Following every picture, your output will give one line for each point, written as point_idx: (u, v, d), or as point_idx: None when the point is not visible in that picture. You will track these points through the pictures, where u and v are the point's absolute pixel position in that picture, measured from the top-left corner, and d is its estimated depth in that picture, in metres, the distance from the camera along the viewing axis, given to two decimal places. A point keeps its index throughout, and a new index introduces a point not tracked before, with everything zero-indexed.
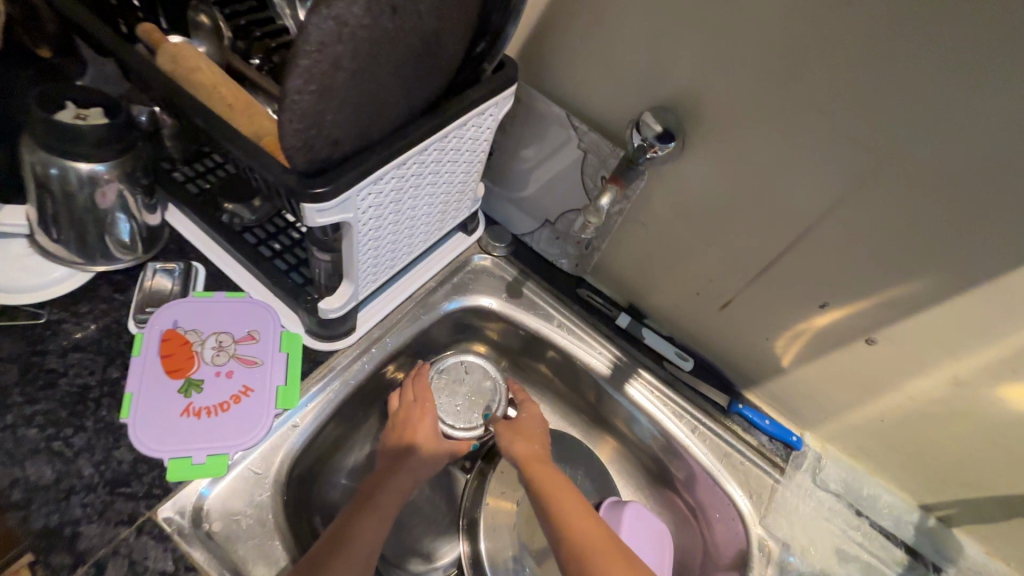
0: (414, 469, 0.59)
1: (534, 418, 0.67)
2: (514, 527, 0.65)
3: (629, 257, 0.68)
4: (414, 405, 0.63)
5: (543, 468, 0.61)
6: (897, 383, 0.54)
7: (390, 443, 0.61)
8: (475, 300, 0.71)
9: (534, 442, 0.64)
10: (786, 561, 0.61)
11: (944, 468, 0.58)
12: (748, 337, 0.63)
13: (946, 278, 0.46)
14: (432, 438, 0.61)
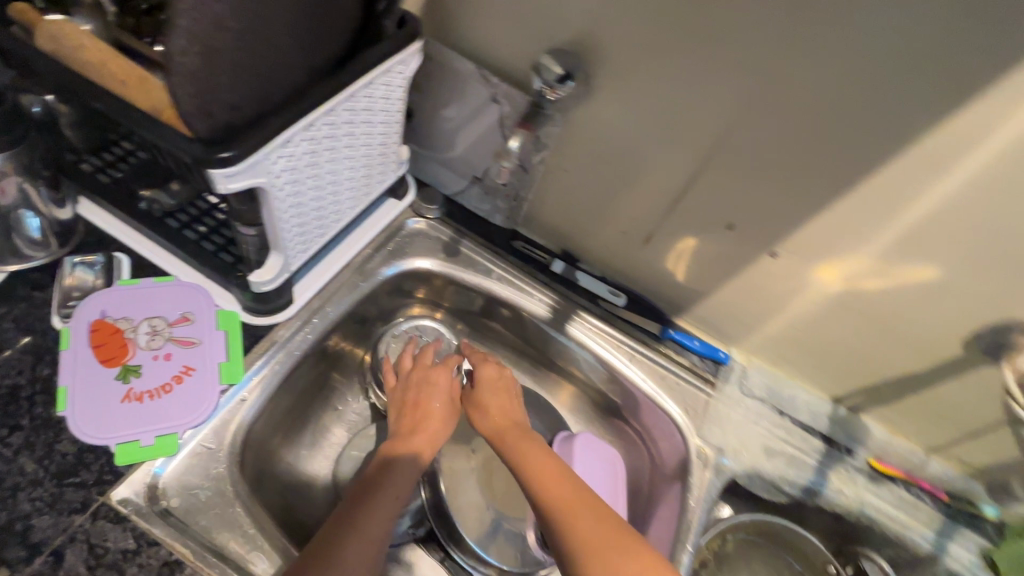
0: (425, 442, 0.60)
1: (486, 378, 0.67)
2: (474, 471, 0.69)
3: (556, 205, 0.71)
4: (419, 378, 0.65)
5: (514, 434, 0.61)
6: (801, 291, 0.60)
7: (399, 420, 0.62)
8: (411, 263, 0.72)
9: (497, 410, 0.64)
10: (721, 464, 0.67)
11: (849, 363, 0.65)
12: (671, 267, 0.68)
13: (827, 188, 0.51)
14: (443, 409, 0.63)
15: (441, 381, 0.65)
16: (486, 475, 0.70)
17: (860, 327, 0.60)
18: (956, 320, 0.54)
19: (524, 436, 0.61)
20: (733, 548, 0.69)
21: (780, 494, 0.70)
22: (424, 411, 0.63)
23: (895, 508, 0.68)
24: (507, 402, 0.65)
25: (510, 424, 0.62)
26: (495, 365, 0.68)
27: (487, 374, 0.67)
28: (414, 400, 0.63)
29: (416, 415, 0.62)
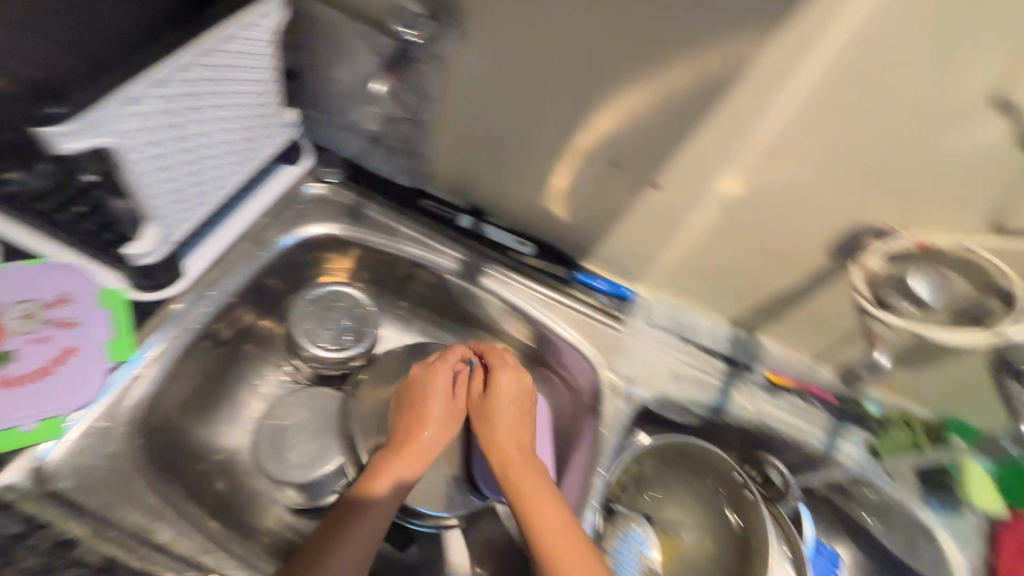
0: (421, 447, 0.61)
1: (498, 386, 0.64)
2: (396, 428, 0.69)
3: (455, 159, 0.71)
4: (423, 383, 0.65)
5: (513, 455, 0.60)
6: (685, 220, 0.63)
7: (401, 425, 0.63)
8: (305, 231, 0.71)
9: (505, 425, 0.63)
10: (632, 392, 0.72)
11: (737, 285, 0.69)
12: (569, 211, 0.70)
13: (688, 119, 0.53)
14: (437, 417, 0.63)
15: (444, 387, 0.65)
16: None
17: (740, 248, 0.64)
18: (820, 231, 0.58)
19: (524, 457, 0.61)
20: (649, 471, 0.74)
21: (690, 415, 0.75)
22: (423, 415, 0.63)
23: (789, 415, 0.74)
24: (517, 416, 0.63)
25: (513, 443, 0.61)
26: (510, 371, 0.65)
27: (502, 383, 0.65)
28: (413, 405, 0.63)
29: (411, 421, 0.62)
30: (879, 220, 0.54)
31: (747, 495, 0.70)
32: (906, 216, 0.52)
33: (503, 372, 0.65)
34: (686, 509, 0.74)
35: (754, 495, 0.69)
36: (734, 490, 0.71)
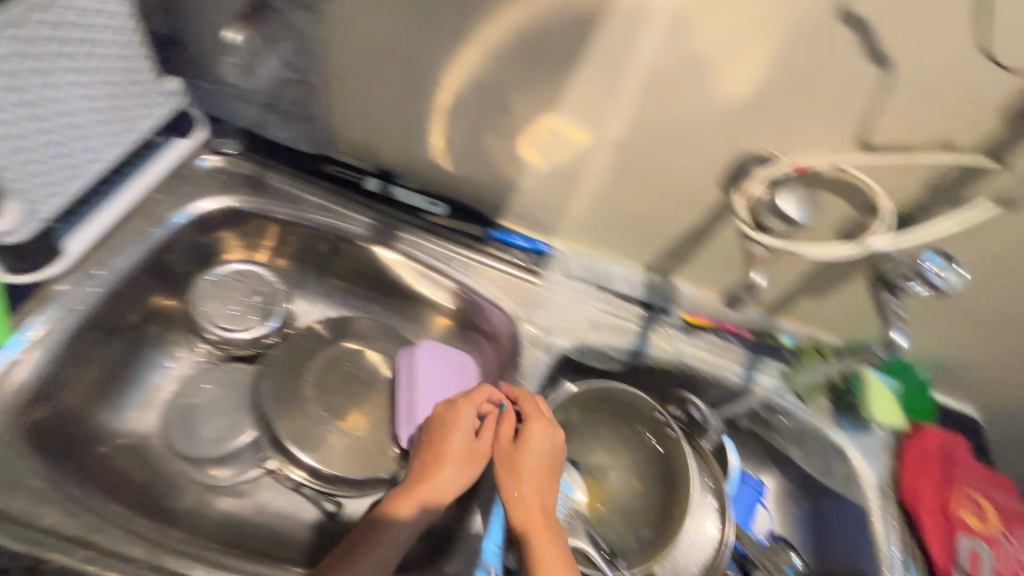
0: (436, 489, 0.59)
1: (530, 437, 0.61)
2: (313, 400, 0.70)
3: (355, 120, 0.70)
4: (447, 420, 0.64)
5: (530, 509, 0.57)
6: (585, 164, 0.64)
7: (425, 458, 0.62)
8: (198, 206, 0.69)
9: (527, 480, 0.59)
10: (550, 342, 0.73)
11: (645, 229, 0.70)
12: (473, 165, 0.71)
13: (560, 58, 0.54)
14: (456, 458, 0.61)
15: (465, 428, 0.63)
16: (327, 395, 0.70)
17: (639, 191, 0.65)
18: (708, 164, 0.59)
19: (543, 513, 0.57)
20: (575, 418, 0.76)
21: (613, 361, 0.77)
22: (442, 452, 0.61)
23: (707, 354, 0.76)
24: (540, 468, 0.60)
25: (532, 496, 0.58)
26: (541, 423, 0.62)
27: (534, 434, 0.61)
28: (438, 442, 0.62)
29: (434, 458, 0.61)
30: (758, 147, 0.55)
31: (671, 435, 0.72)
32: (780, 141, 0.54)
33: (536, 424, 0.62)
34: (614, 454, 0.76)
35: (677, 434, 0.71)
36: (660, 430, 0.73)
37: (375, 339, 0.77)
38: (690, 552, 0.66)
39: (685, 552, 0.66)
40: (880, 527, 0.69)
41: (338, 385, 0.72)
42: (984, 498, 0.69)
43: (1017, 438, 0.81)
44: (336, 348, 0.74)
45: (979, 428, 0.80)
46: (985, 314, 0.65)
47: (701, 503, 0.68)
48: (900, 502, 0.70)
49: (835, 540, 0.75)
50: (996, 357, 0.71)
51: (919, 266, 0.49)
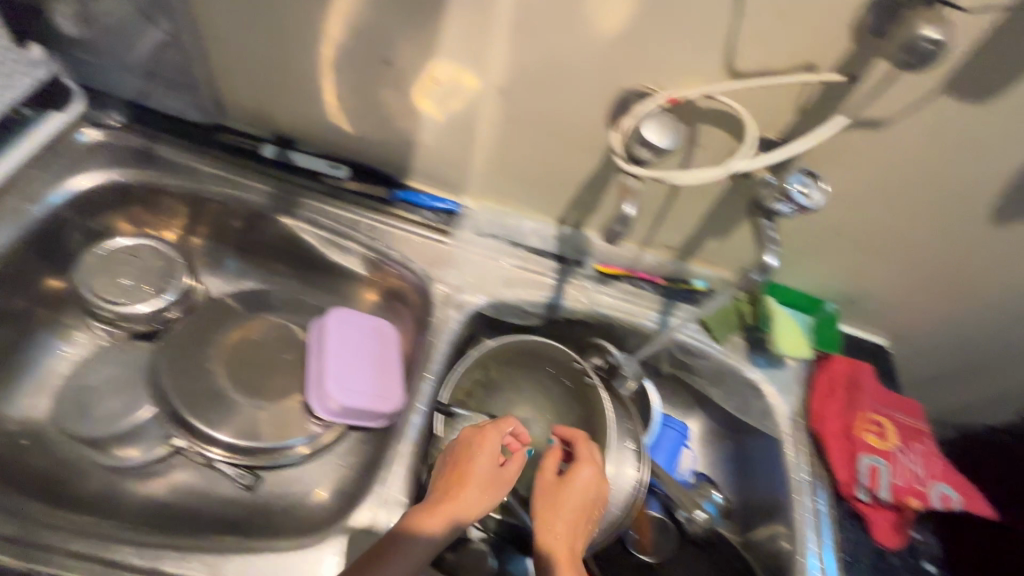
0: (459, 510, 0.55)
1: (576, 480, 0.62)
2: (218, 373, 0.68)
3: (240, 84, 0.67)
4: (470, 441, 0.60)
5: (562, 545, 0.58)
6: (476, 115, 0.63)
7: (448, 476, 0.57)
8: (76, 184, 0.67)
9: (564, 520, 0.60)
10: (462, 301, 0.73)
11: (546, 180, 0.70)
12: (368, 125, 0.69)
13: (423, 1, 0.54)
14: (482, 480, 0.57)
15: (490, 452, 0.59)
16: (232, 369, 0.69)
17: (535, 140, 0.64)
18: (593, 105, 0.58)
19: (573, 551, 0.59)
20: (497, 373, 0.76)
21: (531, 317, 0.77)
22: (464, 473, 0.57)
23: (622, 302, 0.77)
24: (578, 509, 0.61)
25: (564, 534, 0.60)
26: (591, 468, 0.63)
27: (581, 476, 0.62)
28: (464, 461, 0.58)
29: (460, 478, 0.57)
30: (635, 83, 0.55)
31: (587, 381, 0.74)
32: (654, 74, 0.54)
33: (584, 466, 0.63)
34: (537, 408, 0.75)
35: (593, 380, 0.73)
36: (577, 378, 0.75)
37: (288, 309, 0.77)
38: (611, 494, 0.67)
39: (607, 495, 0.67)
40: (791, 451, 0.72)
41: (245, 355, 0.71)
42: (887, 419, 0.71)
43: (923, 364, 0.84)
44: (241, 322, 0.73)
45: (887, 356, 0.83)
46: (877, 243, 0.67)
47: (620, 448, 0.70)
48: (809, 427, 0.73)
49: (752, 472, 0.77)
50: (895, 285, 0.73)
51: (784, 188, 0.50)
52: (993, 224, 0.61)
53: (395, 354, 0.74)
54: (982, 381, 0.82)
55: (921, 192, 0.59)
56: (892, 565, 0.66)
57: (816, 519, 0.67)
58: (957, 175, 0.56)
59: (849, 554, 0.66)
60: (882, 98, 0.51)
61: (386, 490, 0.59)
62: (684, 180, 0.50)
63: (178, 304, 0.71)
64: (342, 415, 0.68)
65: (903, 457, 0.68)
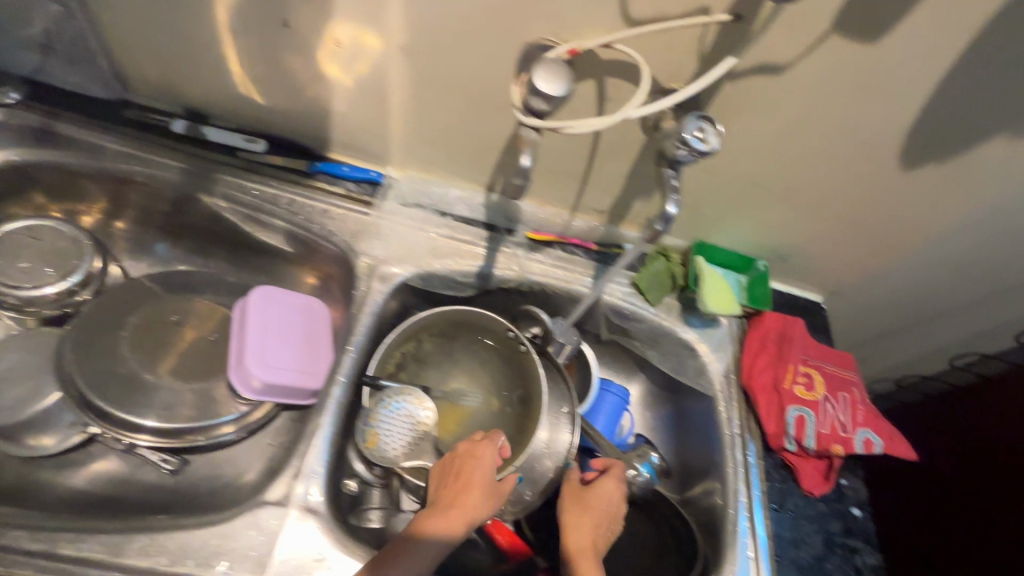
0: (467, 514, 0.57)
1: (598, 489, 0.66)
2: (131, 356, 0.66)
3: (140, 55, 0.65)
4: (470, 450, 0.61)
5: (585, 545, 0.61)
6: (385, 78, 0.61)
7: (449, 485, 0.59)
8: None
9: (588, 523, 0.63)
10: (388, 272, 0.71)
11: (467, 145, 0.68)
12: (279, 95, 0.67)
13: None
14: (484, 487, 0.59)
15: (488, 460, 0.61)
16: (147, 351, 0.67)
17: (447, 102, 0.63)
18: (499, 62, 0.57)
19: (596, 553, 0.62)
20: (428, 346, 0.74)
21: (462, 287, 0.76)
22: (465, 479, 0.59)
23: (553, 268, 0.76)
24: (597, 514, 0.64)
25: (585, 535, 0.62)
26: (614, 481, 0.67)
27: (603, 485, 0.66)
28: (463, 472, 0.60)
29: (461, 487, 0.58)
30: (536, 36, 0.54)
31: (522, 349, 0.73)
32: (553, 25, 0.53)
33: (606, 479, 0.67)
34: (471, 379, 0.73)
35: (524, 347, 0.72)
36: (509, 347, 0.74)
37: (215, 289, 0.76)
38: (544, 459, 0.67)
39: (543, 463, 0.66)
40: (723, 407, 0.73)
41: (162, 335, 0.69)
42: (814, 369, 0.72)
43: (849, 314, 0.87)
44: (156, 305, 0.71)
45: (819, 312, 0.84)
46: (797, 195, 0.67)
47: (555, 415, 0.69)
48: (740, 382, 0.74)
49: (689, 432, 0.78)
50: (820, 239, 0.74)
51: (680, 133, 0.50)
52: (903, 169, 0.61)
53: (324, 329, 0.73)
54: (899, 320, 0.85)
55: (831, 140, 0.59)
56: (820, 510, 0.67)
57: (745, 471, 0.68)
58: (863, 119, 0.56)
59: (777, 502, 0.67)
60: (777, 40, 0.50)
61: (303, 462, 0.58)
62: (579, 130, 0.50)
63: (89, 286, 0.70)
64: (267, 394, 0.67)
65: (828, 406, 0.69)
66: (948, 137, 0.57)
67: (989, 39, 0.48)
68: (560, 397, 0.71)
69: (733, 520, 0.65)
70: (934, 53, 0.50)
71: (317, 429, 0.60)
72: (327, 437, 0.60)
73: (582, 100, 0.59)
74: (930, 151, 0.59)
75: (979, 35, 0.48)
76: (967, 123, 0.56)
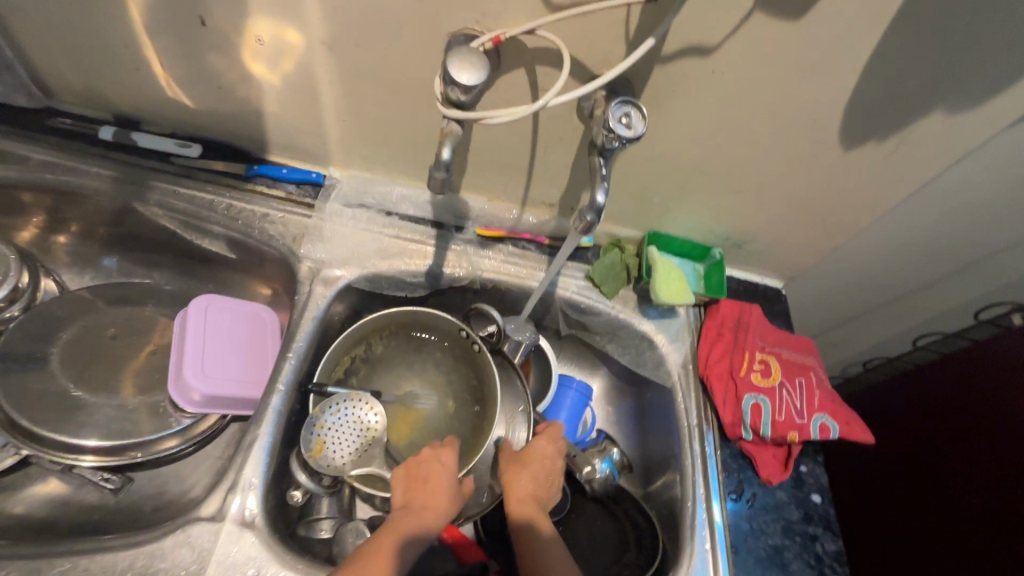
0: (433, 517, 0.57)
1: (536, 449, 0.63)
2: (65, 370, 0.65)
3: (61, 61, 0.63)
4: (432, 455, 0.61)
5: (532, 506, 0.60)
6: (312, 76, 0.59)
7: (415, 492, 0.58)
8: None
9: (532, 484, 0.61)
10: (331, 275, 0.70)
11: (405, 140, 0.66)
12: (208, 97, 0.64)
13: None
14: (449, 489, 0.59)
15: (452, 463, 0.61)
16: (81, 366, 0.66)
17: (380, 97, 0.60)
18: (426, 54, 0.55)
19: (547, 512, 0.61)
20: (379, 350, 0.73)
21: (413, 287, 0.75)
22: (430, 484, 0.59)
23: (505, 265, 0.74)
24: (541, 475, 0.62)
25: (531, 497, 0.61)
26: (548, 438, 0.64)
27: (538, 445, 0.64)
28: (429, 478, 0.59)
29: (429, 491, 0.58)
30: (459, 24, 0.52)
31: (476, 348, 0.70)
32: (475, 13, 0.50)
33: (540, 439, 0.65)
34: (425, 380, 0.72)
35: (478, 343, 0.69)
36: (461, 345, 0.72)
37: (159, 297, 0.74)
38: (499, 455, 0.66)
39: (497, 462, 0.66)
40: (681, 398, 0.72)
41: (99, 349, 0.68)
42: (771, 356, 0.71)
43: (804, 291, 0.87)
44: (93, 317, 0.69)
45: (780, 297, 0.83)
46: (744, 180, 0.66)
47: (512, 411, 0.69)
48: (697, 372, 0.73)
49: (649, 424, 0.77)
50: (773, 223, 0.73)
51: (605, 120, 0.49)
52: (845, 149, 0.61)
53: (271, 336, 0.71)
54: (857, 289, 0.86)
55: (771, 122, 0.58)
56: (778, 499, 0.66)
57: (702, 462, 0.67)
58: (799, 100, 0.55)
59: (735, 493, 0.66)
60: (705, 21, 0.49)
61: (238, 474, 0.57)
62: (500, 119, 0.50)
63: (18, 302, 0.68)
64: (208, 405, 0.65)
65: (784, 393, 0.68)
66: (887, 113, 0.56)
67: (919, 11, 0.47)
68: (516, 393, 0.69)
69: (691, 513, 0.64)
70: (865, 29, 0.48)
71: (256, 439, 0.59)
72: (266, 447, 0.59)
73: (515, 90, 0.57)
74: (870, 129, 0.58)
75: (909, 8, 0.47)
76: (904, 100, 0.55)
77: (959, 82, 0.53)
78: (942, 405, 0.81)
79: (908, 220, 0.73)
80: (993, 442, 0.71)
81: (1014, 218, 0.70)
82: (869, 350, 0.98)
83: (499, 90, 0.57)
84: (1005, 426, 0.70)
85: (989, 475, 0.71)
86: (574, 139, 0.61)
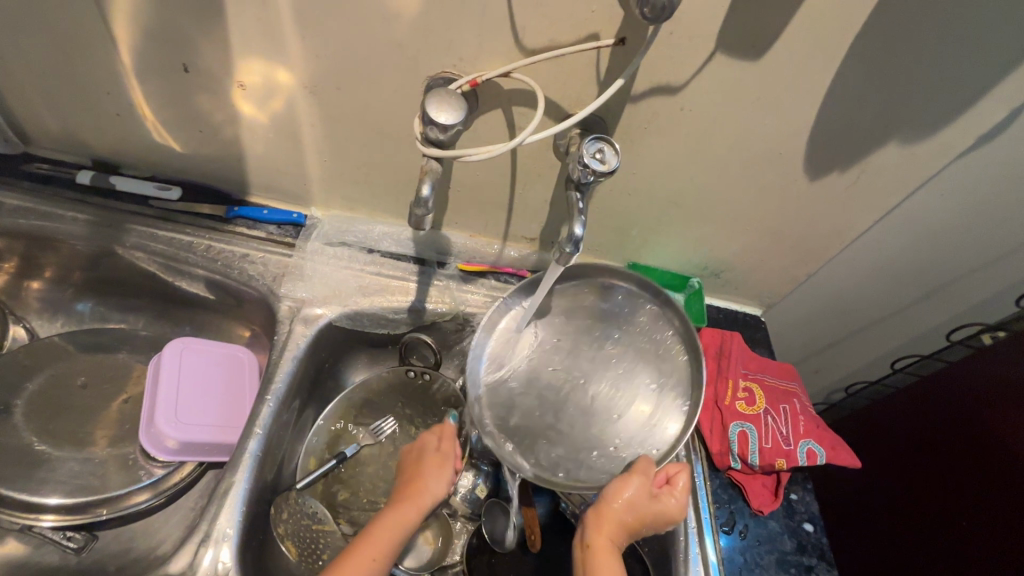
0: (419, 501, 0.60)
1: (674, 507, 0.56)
2: (29, 421, 0.62)
3: (43, 108, 0.63)
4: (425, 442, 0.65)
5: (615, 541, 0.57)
6: (294, 118, 0.60)
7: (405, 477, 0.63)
8: None
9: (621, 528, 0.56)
10: (312, 313, 0.69)
11: (386, 178, 0.67)
12: (190, 140, 0.65)
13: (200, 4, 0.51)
14: (436, 474, 0.62)
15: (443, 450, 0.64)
16: (44, 416, 0.63)
17: (361, 137, 0.62)
18: (406, 95, 0.56)
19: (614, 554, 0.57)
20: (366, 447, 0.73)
21: (395, 324, 0.74)
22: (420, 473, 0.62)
23: (487, 299, 0.74)
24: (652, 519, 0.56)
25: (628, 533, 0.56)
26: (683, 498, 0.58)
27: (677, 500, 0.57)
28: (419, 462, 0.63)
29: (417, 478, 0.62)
30: (437, 68, 0.54)
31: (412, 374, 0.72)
32: (453, 57, 0.52)
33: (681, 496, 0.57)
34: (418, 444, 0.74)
35: (430, 372, 0.71)
36: (417, 388, 0.73)
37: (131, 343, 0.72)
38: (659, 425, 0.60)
39: (504, 408, 0.62)
40: None
41: (64, 398, 0.65)
42: (755, 383, 0.71)
43: (785, 318, 0.89)
44: (62, 366, 0.67)
45: (760, 325, 0.84)
46: (717, 210, 0.68)
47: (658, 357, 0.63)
48: None
49: None
50: (748, 252, 0.74)
51: (580, 155, 0.51)
52: (810, 179, 0.63)
53: (249, 380, 0.69)
54: (832, 314, 0.88)
55: (740, 153, 0.60)
56: (771, 529, 0.65)
57: (692, 493, 0.66)
58: (763, 134, 0.58)
59: (727, 524, 0.65)
60: (671, 62, 0.51)
61: (212, 526, 0.55)
62: (479, 156, 0.52)
63: None
64: (182, 454, 0.62)
65: (769, 419, 0.68)
66: (847, 145, 0.59)
67: (865, 52, 0.50)
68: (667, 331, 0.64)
69: (684, 548, 0.62)
70: (817, 70, 0.52)
71: (231, 486, 0.57)
72: (243, 495, 0.57)
73: (493, 129, 0.59)
74: (832, 161, 0.61)
75: (856, 49, 0.50)
76: (860, 132, 0.58)
77: (908, 117, 0.56)
78: (924, 426, 0.81)
79: (878, 246, 0.75)
80: (977, 460, 0.72)
81: (971, 240, 0.73)
82: (852, 374, 0.99)
83: (477, 129, 0.59)
84: (987, 444, 0.71)
85: (977, 495, 0.71)
86: (552, 174, 0.63)
